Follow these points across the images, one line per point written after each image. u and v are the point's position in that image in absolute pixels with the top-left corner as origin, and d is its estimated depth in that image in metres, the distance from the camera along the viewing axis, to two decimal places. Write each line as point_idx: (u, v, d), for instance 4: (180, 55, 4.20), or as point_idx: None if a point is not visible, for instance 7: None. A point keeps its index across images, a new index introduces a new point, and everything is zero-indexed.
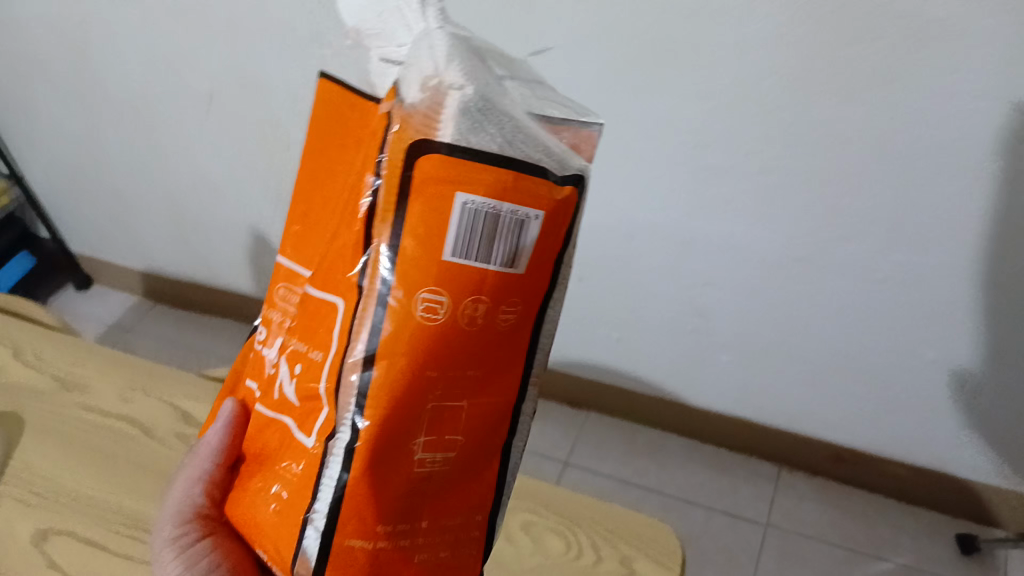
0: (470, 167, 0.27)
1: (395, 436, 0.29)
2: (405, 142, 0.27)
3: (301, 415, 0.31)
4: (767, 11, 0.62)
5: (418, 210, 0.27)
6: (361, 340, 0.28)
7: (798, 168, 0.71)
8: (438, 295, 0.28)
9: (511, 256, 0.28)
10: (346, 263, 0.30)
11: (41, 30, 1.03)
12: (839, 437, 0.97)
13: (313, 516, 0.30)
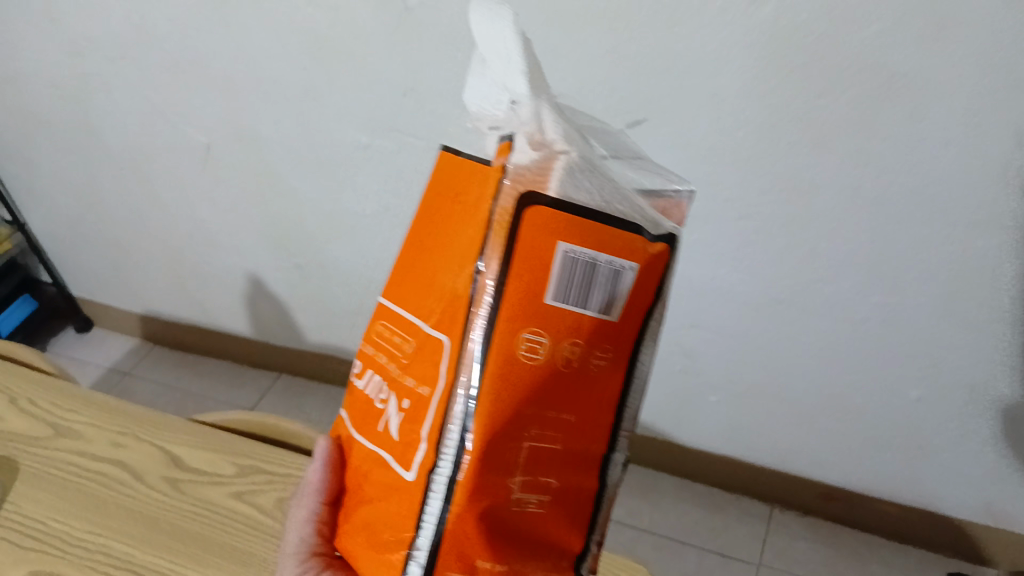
0: (571, 221, 0.32)
1: (495, 469, 0.33)
2: (516, 194, 0.32)
3: (403, 451, 0.35)
4: (739, 66, 0.65)
5: (518, 262, 0.32)
6: (467, 375, 0.33)
7: (774, 214, 0.74)
8: (534, 337, 0.32)
9: (606, 304, 0.33)
10: (457, 308, 0.34)
11: (42, 87, 1.06)
12: (828, 476, 0.98)
13: (416, 549, 0.34)
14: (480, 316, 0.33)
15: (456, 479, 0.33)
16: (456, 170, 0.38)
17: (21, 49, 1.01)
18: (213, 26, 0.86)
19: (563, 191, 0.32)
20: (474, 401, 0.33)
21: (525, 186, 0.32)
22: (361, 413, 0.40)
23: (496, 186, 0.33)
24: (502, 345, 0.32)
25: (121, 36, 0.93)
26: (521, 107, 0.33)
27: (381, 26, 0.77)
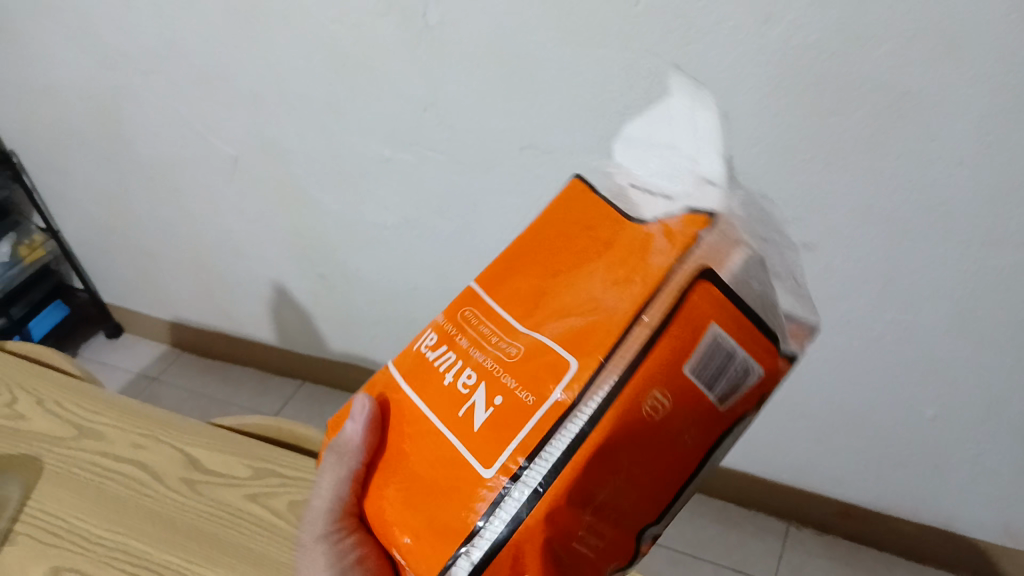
0: (732, 311, 0.33)
1: (576, 498, 0.32)
2: (698, 266, 0.33)
3: (480, 445, 0.34)
4: (753, 83, 0.66)
5: (674, 328, 0.33)
6: (595, 400, 0.32)
7: (788, 230, 0.75)
8: (663, 397, 0.33)
9: (728, 394, 0.34)
10: (593, 337, 0.34)
11: (79, 98, 1.10)
12: (845, 494, 0.97)
13: (471, 548, 0.32)
14: (623, 360, 0.33)
15: (545, 488, 0.32)
16: (583, 199, 0.39)
17: (64, 62, 1.06)
18: (243, 40, 0.89)
19: (729, 284, 0.33)
20: (591, 427, 0.32)
21: (700, 261, 0.33)
22: (427, 392, 0.37)
23: (684, 246, 0.34)
24: (634, 393, 0.32)
25: (157, 50, 0.97)
26: (697, 181, 0.36)
27: (404, 42, 0.80)
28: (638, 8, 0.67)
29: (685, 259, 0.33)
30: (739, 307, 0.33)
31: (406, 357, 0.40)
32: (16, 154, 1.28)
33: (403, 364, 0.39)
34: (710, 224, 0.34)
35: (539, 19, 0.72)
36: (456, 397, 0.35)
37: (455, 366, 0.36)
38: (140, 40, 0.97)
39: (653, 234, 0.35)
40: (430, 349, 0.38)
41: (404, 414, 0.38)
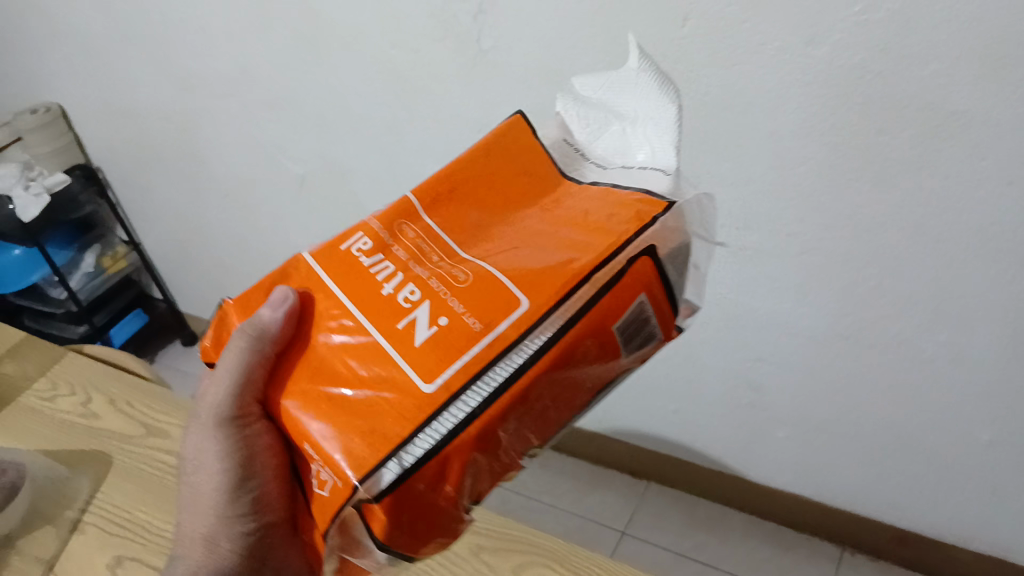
0: (658, 283, 0.34)
1: (500, 423, 0.31)
2: (644, 240, 0.34)
3: (420, 358, 0.32)
4: (798, 104, 0.68)
5: (619, 292, 0.33)
6: (543, 334, 0.32)
7: (837, 250, 0.75)
8: (591, 349, 0.33)
9: (630, 350, 0.35)
10: (542, 278, 0.34)
11: (163, 121, 1.17)
12: (903, 519, 0.95)
13: (403, 452, 0.30)
14: (570, 309, 0.33)
15: (485, 407, 0.31)
16: (527, 146, 0.40)
17: (148, 86, 1.13)
18: (309, 64, 0.94)
19: (664, 263, 0.35)
20: (538, 359, 0.32)
21: (651, 240, 0.34)
22: (359, 297, 0.35)
23: (643, 222, 0.35)
24: (573, 340, 0.32)
25: (230, 74, 1.02)
26: (647, 167, 0.39)
27: (459, 67, 0.83)
28: (683, 30, 0.68)
29: (640, 236, 0.34)
30: (662, 286, 0.35)
31: (329, 255, 0.37)
32: (102, 171, 1.37)
33: (326, 264, 0.37)
34: (666, 211, 0.35)
35: (587, 43, 0.74)
36: (395, 308, 0.34)
37: (397, 280, 0.35)
38: (215, 65, 1.03)
39: (603, 198, 0.37)
40: (362, 254, 0.36)
41: (324, 311, 0.36)
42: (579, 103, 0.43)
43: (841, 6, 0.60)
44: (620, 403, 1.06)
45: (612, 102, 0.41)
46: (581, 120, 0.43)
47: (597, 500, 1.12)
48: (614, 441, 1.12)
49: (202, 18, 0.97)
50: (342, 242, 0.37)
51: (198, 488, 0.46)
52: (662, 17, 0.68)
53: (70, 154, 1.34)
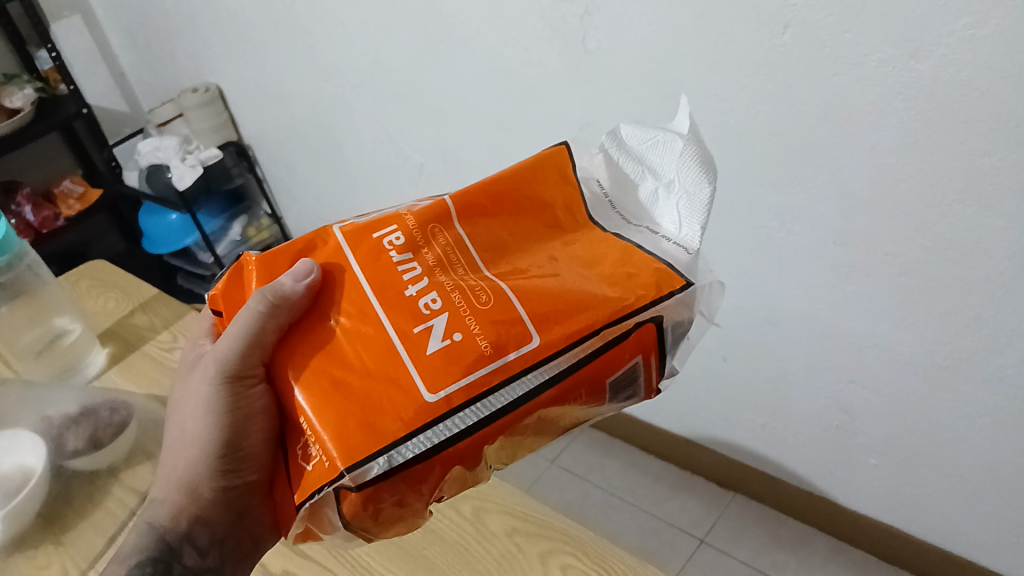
0: (655, 347, 0.41)
1: (486, 441, 0.37)
2: (655, 311, 0.40)
3: (428, 367, 0.38)
4: (898, 120, 0.65)
5: (622, 348, 0.40)
6: (542, 373, 0.38)
7: (935, 274, 0.71)
8: (582, 395, 0.40)
9: (613, 396, 0.42)
10: (553, 319, 0.40)
11: (305, 106, 1.26)
12: (1000, 566, 0.89)
13: (393, 451, 0.36)
14: (571, 359, 0.39)
15: (478, 428, 0.37)
16: (562, 173, 0.47)
17: (293, 74, 1.22)
18: (431, 61, 0.99)
19: (666, 331, 0.41)
20: (536, 396, 0.38)
21: (662, 312, 0.41)
22: (385, 292, 0.41)
23: (660, 293, 0.41)
24: (571, 384, 0.39)
25: (362, 64, 1.09)
26: (672, 239, 0.45)
27: (566, 66, 0.85)
28: (784, 37, 0.67)
29: (655, 305, 0.40)
30: (659, 352, 0.41)
31: (360, 240, 0.44)
32: (252, 149, 1.48)
33: (356, 248, 0.43)
34: (683, 289, 0.41)
35: (688, 48, 0.74)
36: (416, 312, 0.40)
37: (422, 284, 0.41)
38: (350, 56, 1.09)
39: (625, 254, 0.43)
40: (394, 247, 0.43)
41: (348, 297, 0.42)
42: (623, 149, 0.48)
43: (948, 20, 0.58)
44: (711, 410, 1.05)
45: (654, 161, 0.47)
46: (622, 167, 0.48)
47: (678, 505, 1.11)
48: (703, 450, 1.11)
49: (341, 12, 1.04)
50: (382, 239, 0.43)
51: (183, 435, 0.51)
52: (765, 24, 0.67)
53: (226, 132, 1.45)
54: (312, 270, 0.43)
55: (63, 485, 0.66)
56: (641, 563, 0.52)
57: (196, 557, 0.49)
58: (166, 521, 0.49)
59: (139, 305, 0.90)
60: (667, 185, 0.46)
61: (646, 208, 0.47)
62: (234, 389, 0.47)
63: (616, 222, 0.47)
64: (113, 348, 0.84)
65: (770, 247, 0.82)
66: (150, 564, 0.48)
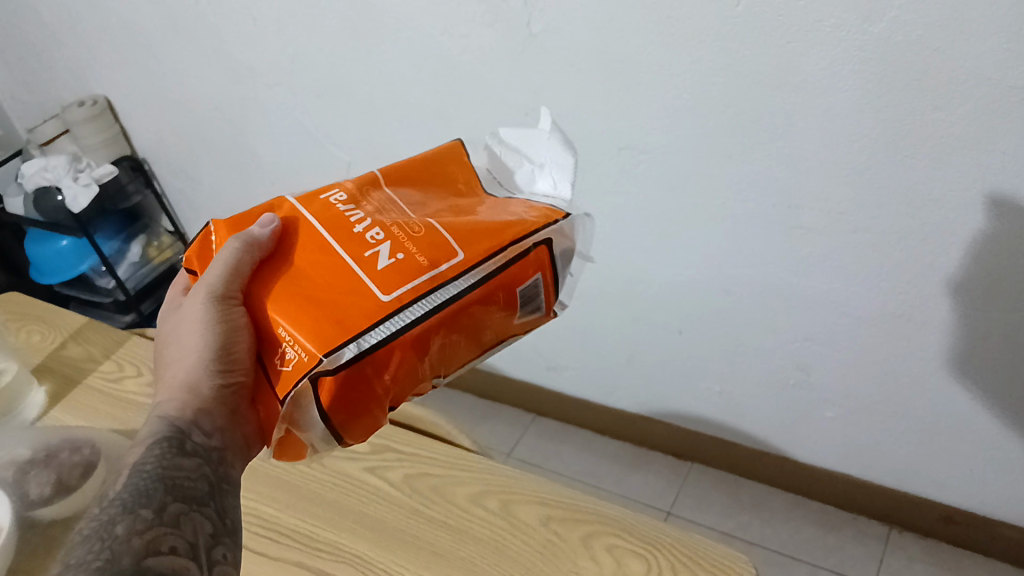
0: (548, 262, 0.46)
1: (429, 334, 0.41)
2: (546, 231, 0.47)
3: (380, 278, 0.42)
4: (852, 82, 0.68)
5: (526, 263, 0.45)
6: (470, 278, 0.43)
7: (891, 227, 0.75)
8: (500, 302, 0.45)
9: (527, 309, 0.47)
10: (473, 240, 0.45)
11: (210, 111, 1.20)
12: (950, 497, 0.96)
13: (361, 338, 0.40)
14: (490, 268, 0.44)
15: (423, 320, 0.41)
16: (460, 159, 0.53)
17: (198, 77, 1.15)
18: (357, 52, 0.96)
19: (556, 255, 0.47)
20: (466, 295, 0.43)
21: (551, 235, 0.47)
22: (336, 230, 0.45)
23: (549, 220, 0.47)
24: (492, 288, 0.44)
25: (280, 63, 1.04)
26: (550, 197, 0.52)
27: (507, 51, 0.84)
28: (738, 8, 0.68)
29: (546, 228, 0.47)
30: (552, 271, 0.47)
31: (310, 199, 0.48)
32: (147, 162, 1.41)
33: (308, 202, 0.48)
34: (564, 219, 0.48)
35: (638, 25, 0.74)
36: (364, 242, 0.44)
37: (366, 223, 0.46)
38: (265, 53, 1.04)
39: (523, 204, 0.49)
40: (340, 201, 0.48)
41: (306, 238, 0.45)
42: (499, 143, 0.55)
43: None
44: (664, 381, 1.07)
45: (526, 148, 0.54)
46: (500, 157, 0.55)
47: (639, 480, 1.15)
48: (657, 422, 1.15)
49: (253, 6, 0.99)
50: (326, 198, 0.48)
51: (180, 352, 0.48)
52: None
53: (117, 146, 1.37)
54: (274, 218, 0.46)
55: (35, 538, 0.61)
56: (690, 536, 0.53)
57: (203, 437, 0.45)
58: (173, 410, 0.46)
59: (69, 336, 0.83)
60: (537, 163, 0.53)
61: (521, 183, 0.53)
62: (212, 313, 0.44)
63: (502, 193, 0.53)
64: (50, 386, 0.77)
65: (726, 217, 0.84)
66: (163, 441, 0.44)
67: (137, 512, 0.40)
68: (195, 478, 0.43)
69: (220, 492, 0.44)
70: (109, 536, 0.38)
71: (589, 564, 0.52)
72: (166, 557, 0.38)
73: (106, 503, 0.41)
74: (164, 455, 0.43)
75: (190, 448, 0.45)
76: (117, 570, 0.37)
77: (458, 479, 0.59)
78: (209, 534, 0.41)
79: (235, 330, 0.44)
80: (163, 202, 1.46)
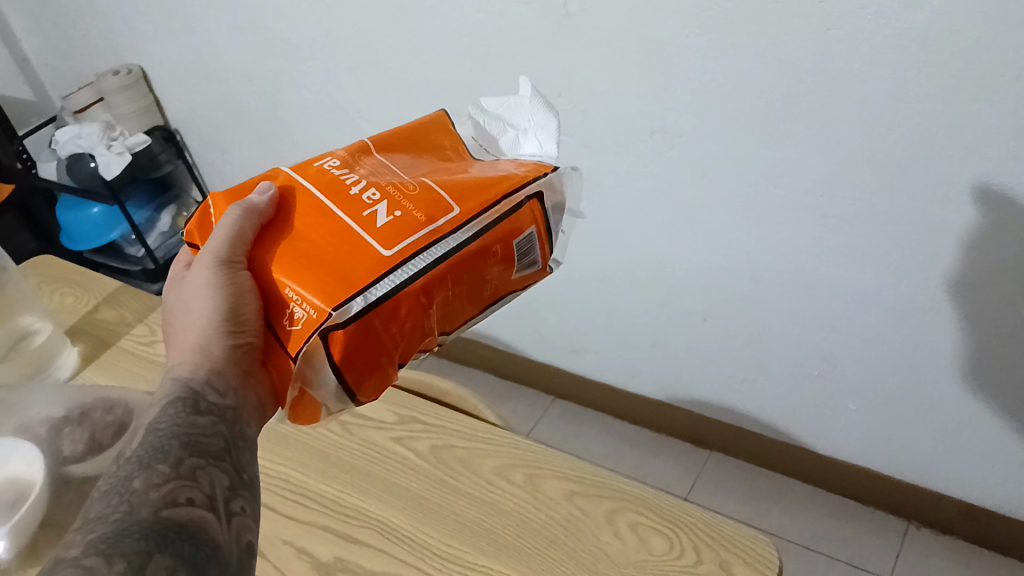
0: (541, 215, 0.48)
1: (432, 286, 0.43)
2: (537, 185, 0.48)
3: (381, 235, 0.43)
4: (891, 72, 0.67)
5: (520, 215, 0.46)
6: (466, 231, 0.44)
7: (924, 220, 0.75)
8: (497, 255, 0.46)
9: (524, 264, 0.48)
10: (468, 196, 0.46)
11: (243, 84, 1.20)
12: (970, 493, 0.95)
13: (367, 291, 0.41)
14: (486, 221, 0.45)
15: (425, 272, 0.42)
16: (446, 128, 0.54)
17: (232, 50, 1.16)
18: (392, 29, 0.96)
19: (547, 208, 0.49)
20: (464, 247, 0.44)
21: (541, 188, 0.48)
22: (333, 193, 0.46)
23: (538, 174, 0.49)
24: (488, 240, 0.45)
25: (315, 38, 1.05)
26: (537, 155, 0.52)
27: (541, 31, 0.84)
28: None
29: (535, 181, 0.48)
30: (545, 224, 0.48)
31: (304, 168, 0.49)
32: (180, 132, 1.41)
33: (302, 170, 0.49)
34: (553, 171, 0.50)
35: (674, 7, 0.73)
36: (362, 202, 0.45)
37: (362, 185, 0.46)
38: (300, 28, 1.05)
39: (515, 162, 0.51)
40: (334, 167, 0.48)
41: (303, 202, 0.46)
42: (481, 112, 0.55)
43: None
44: (686, 366, 1.08)
45: (508, 113, 0.54)
46: (485, 125, 0.55)
47: (658, 465, 1.16)
48: (677, 408, 1.15)
49: None
50: (320, 166, 0.48)
51: (189, 321, 0.48)
52: None
53: (150, 116, 1.38)
54: (271, 187, 0.47)
55: (69, 493, 0.62)
56: (714, 515, 0.53)
57: (216, 397, 0.45)
58: (186, 373, 0.46)
59: (102, 300, 0.85)
60: (520, 126, 0.54)
61: (508, 147, 0.54)
62: (220, 277, 0.45)
63: (491, 156, 0.53)
64: (83, 347, 0.78)
65: (757, 204, 0.83)
66: (178, 401, 0.44)
67: (154, 467, 0.40)
68: (210, 435, 0.43)
69: (236, 448, 0.44)
70: (127, 490, 0.38)
71: (610, 540, 0.53)
72: (184, 508, 0.38)
73: (123, 461, 0.41)
74: (179, 414, 0.43)
75: (204, 408, 0.44)
76: (135, 521, 0.36)
77: (483, 451, 0.60)
78: (226, 487, 0.41)
79: (241, 294, 0.44)
80: (194, 174, 1.47)
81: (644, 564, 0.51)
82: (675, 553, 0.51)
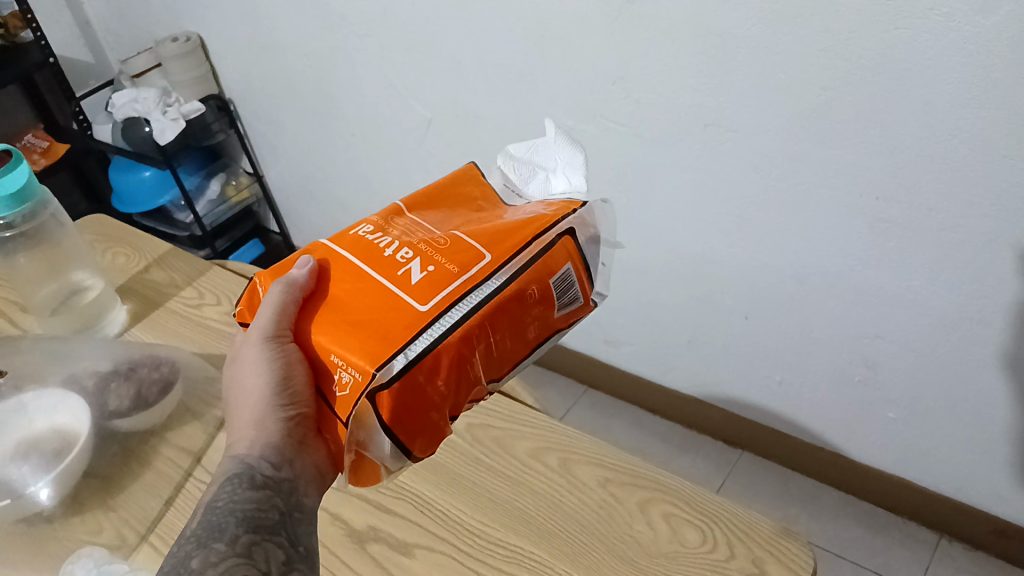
0: (575, 251, 0.47)
1: (474, 336, 0.42)
2: (565, 221, 0.48)
3: (416, 292, 0.43)
4: (958, 76, 0.66)
5: (554, 254, 0.46)
6: (499, 277, 0.44)
7: (981, 230, 0.73)
8: (535, 295, 0.45)
9: (567, 301, 0.47)
10: (498, 245, 0.46)
11: (297, 57, 1.22)
12: (1006, 511, 0.94)
13: (408, 348, 0.40)
14: (519, 262, 0.45)
15: (463, 322, 0.42)
16: (479, 179, 0.55)
17: (289, 22, 1.17)
18: (449, 9, 0.96)
19: (581, 243, 0.48)
20: (500, 291, 0.43)
21: (572, 224, 0.48)
22: (367, 257, 0.46)
23: (564, 211, 0.49)
24: (525, 282, 0.44)
25: (371, 14, 1.05)
26: (567, 192, 0.52)
27: (598, 18, 0.83)
28: None
29: (564, 219, 0.48)
30: (582, 261, 0.48)
31: (340, 235, 0.49)
32: (234, 102, 1.43)
33: (337, 238, 0.49)
34: (582, 207, 0.49)
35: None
36: (395, 263, 0.45)
37: (394, 245, 0.47)
38: (358, 5, 1.05)
39: (546, 203, 0.51)
40: (368, 231, 0.49)
41: (339, 269, 0.46)
42: (510, 160, 0.55)
43: None
44: (723, 365, 1.07)
45: (537, 156, 0.54)
46: (514, 172, 0.55)
47: (688, 462, 1.16)
48: (711, 406, 1.14)
49: None
50: (355, 233, 0.49)
51: (245, 397, 0.49)
52: None
53: (205, 85, 1.39)
54: (309, 258, 0.47)
55: (113, 446, 0.63)
56: (746, 511, 0.53)
57: (271, 469, 0.46)
58: (244, 449, 0.47)
59: (153, 261, 0.86)
60: (548, 167, 0.53)
61: (539, 189, 0.53)
62: (270, 353, 0.45)
63: (524, 200, 0.53)
64: (134, 305, 0.80)
65: (807, 203, 0.82)
66: (235, 477, 0.45)
67: (211, 546, 0.41)
68: (266, 509, 0.44)
69: (291, 519, 0.45)
70: (185, 571, 0.40)
71: (642, 528, 0.53)
72: None
73: (185, 540, 0.43)
74: (236, 490, 0.44)
75: (260, 482, 0.45)
76: None
77: (521, 434, 0.60)
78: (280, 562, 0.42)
79: (290, 365, 0.45)
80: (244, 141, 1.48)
81: (676, 554, 0.51)
82: (708, 546, 0.51)
